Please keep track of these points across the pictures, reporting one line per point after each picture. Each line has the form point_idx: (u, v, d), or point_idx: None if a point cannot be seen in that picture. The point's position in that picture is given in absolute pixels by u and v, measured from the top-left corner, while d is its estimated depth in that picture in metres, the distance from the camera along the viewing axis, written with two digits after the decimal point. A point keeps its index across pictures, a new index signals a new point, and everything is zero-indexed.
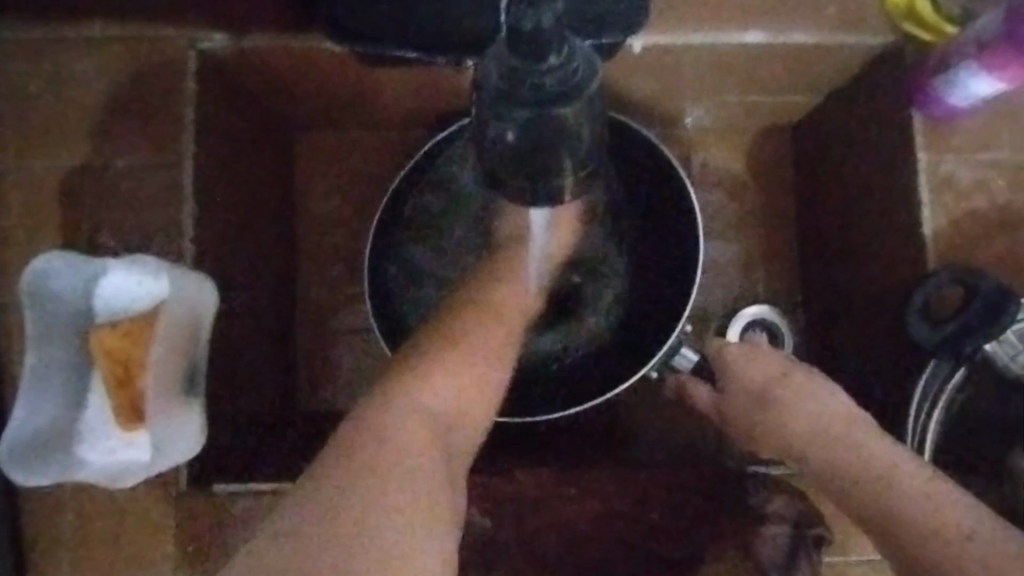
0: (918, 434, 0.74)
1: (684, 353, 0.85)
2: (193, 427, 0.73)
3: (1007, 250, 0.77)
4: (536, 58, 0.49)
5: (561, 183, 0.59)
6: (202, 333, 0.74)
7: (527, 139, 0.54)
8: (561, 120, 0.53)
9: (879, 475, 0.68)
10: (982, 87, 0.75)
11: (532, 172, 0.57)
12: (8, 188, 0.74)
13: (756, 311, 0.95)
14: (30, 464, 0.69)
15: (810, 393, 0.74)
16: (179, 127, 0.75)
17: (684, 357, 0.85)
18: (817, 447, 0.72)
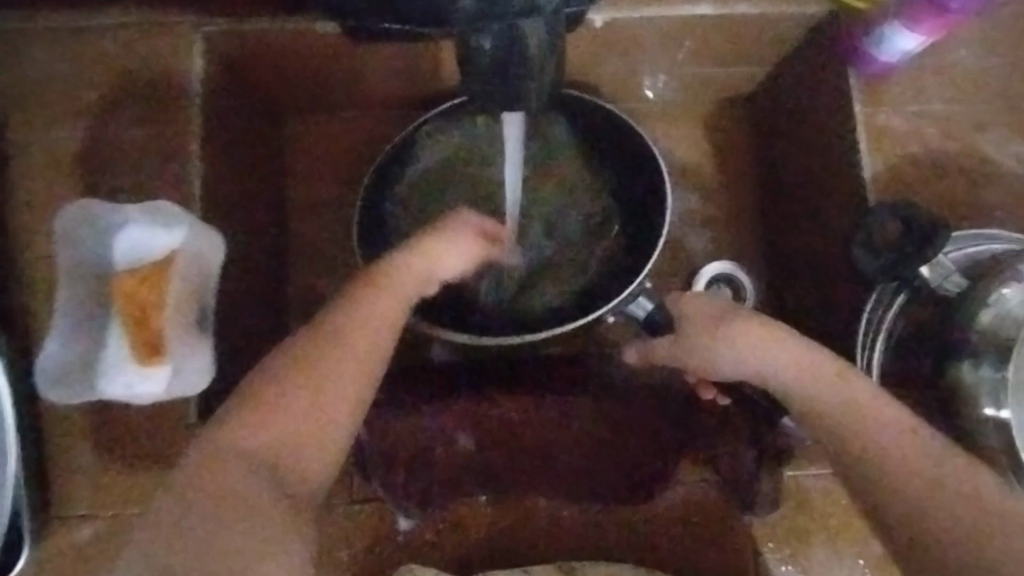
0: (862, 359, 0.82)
1: (639, 302, 0.84)
2: (204, 362, 0.78)
3: (940, 191, 0.85)
4: None
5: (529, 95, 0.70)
6: (211, 276, 0.81)
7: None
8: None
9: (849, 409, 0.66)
10: (907, 43, 0.84)
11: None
12: (27, 156, 0.81)
13: (711, 271, 1.03)
14: (60, 387, 0.76)
15: (766, 325, 0.71)
16: (187, 98, 0.82)
17: (638, 306, 0.83)
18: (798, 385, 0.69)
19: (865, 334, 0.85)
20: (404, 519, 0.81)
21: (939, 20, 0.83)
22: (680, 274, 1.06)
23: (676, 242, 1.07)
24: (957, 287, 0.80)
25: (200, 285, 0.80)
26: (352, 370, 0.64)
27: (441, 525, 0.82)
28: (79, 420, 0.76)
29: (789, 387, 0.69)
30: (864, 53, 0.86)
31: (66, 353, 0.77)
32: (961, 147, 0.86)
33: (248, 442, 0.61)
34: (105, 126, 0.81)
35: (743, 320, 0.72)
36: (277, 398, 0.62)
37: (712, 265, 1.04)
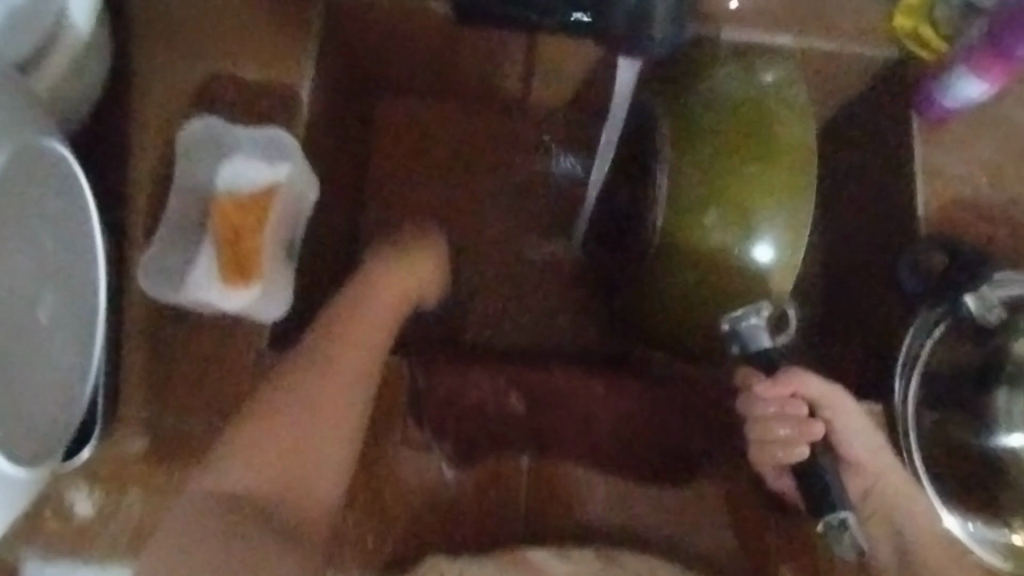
0: (901, 392, 0.84)
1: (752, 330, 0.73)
2: (284, 293, 0.84)
3: (985, 233, 0.91)
4: None
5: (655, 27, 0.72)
6: (304, 215, 0.87)
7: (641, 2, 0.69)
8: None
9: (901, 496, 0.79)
10: (973, 90, 0.89)
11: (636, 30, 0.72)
12: (148, 82, 0.86)
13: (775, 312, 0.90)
14: (158, 283, 0.83)
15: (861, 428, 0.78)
16: (301, 55, 0.87)
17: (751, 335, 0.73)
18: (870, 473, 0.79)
19: (904, 363, 0.85)
20: (449, 469, 0.83)
21: (1003, 67, 0.87)
22: None
23: None
24: (997, 319, 0.83)
25: (292, 220, 0.86)
26: (348, 356, 0.79)
27: (481, 479, 0.84)
28: (162, 328, 0.82)
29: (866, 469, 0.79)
30: (930, 97, 0.91)
31: (166, 256, 0.83)
32: (1010, 197, 0.92)
33: (292, 423, 0.74)
34: (225, 66, 0.87)
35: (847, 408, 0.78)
36: (308, 397, 0.76)
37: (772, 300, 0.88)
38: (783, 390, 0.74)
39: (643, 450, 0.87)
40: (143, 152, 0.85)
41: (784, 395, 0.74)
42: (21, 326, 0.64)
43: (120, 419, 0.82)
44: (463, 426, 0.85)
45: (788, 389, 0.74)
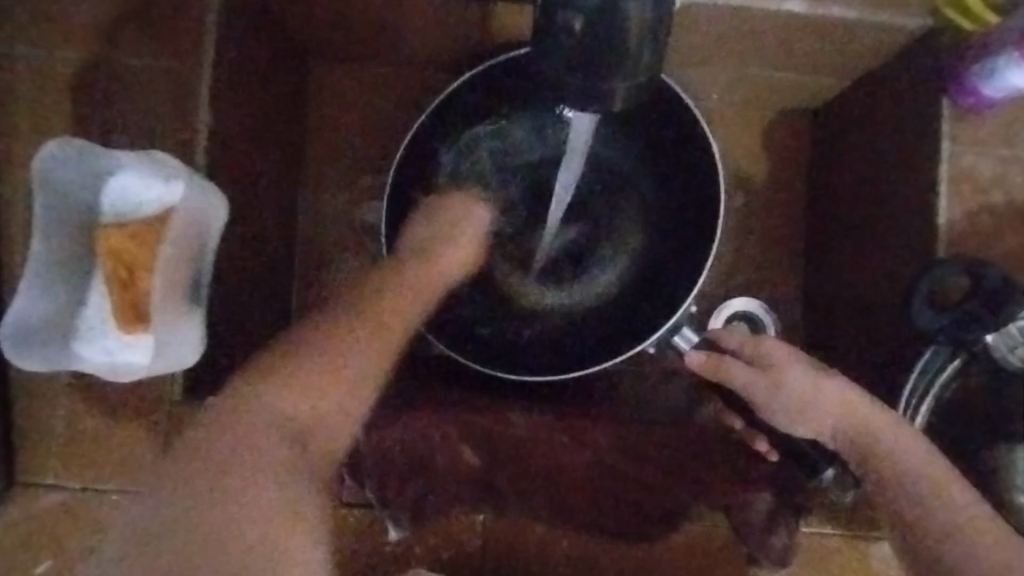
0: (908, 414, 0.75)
1: (684, 334, 0.78)
2: (193, 339, 0.71)
3: (1018, 246, 0.76)
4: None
5: (629, 75, 0.56)
6: (210, 243, 0.73)
7: (591, 30, 0.53)
8: (623, 22, 0.53)
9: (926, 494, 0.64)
10: (1020, 78, 0.74)
11: (595, 72, 0.55)
12: (14, 76, 0.70)
13: (740, 303, 0.93)
14: (30, 350, 0.68)
15: (867, 431, 0.67)
16: (197, 38, 0.69)
17: (684, 337, 0.78)
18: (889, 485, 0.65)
19: (913, 387, 0.75)
20: (394, 530, 0.75)
21: None
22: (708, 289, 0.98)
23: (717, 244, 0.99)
24: (1021, 360, 0.74)
25: (196, 250, 0.73)
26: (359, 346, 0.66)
27: (431, 540, 0.77)
28: (53, 379, 0.70)
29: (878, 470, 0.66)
30: (965, 83, 0.75)
31: (39, 307, 0.68)
32: None
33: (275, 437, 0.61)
34: (99, 53, 0.69)
35: (826, 391, 0.68)
36: (309, 373, 0.63)
37: (736, 299, 0.94)
38: (747, 348, 0.73)
39: (611, 505, 0.77)
40: (15, 170, 0.70)
41: (747, 356, 0.73)
42: None
43: (23, 479, 0.73)
44: (410, 482, 0.75)
45: (753, 349, 0.72)
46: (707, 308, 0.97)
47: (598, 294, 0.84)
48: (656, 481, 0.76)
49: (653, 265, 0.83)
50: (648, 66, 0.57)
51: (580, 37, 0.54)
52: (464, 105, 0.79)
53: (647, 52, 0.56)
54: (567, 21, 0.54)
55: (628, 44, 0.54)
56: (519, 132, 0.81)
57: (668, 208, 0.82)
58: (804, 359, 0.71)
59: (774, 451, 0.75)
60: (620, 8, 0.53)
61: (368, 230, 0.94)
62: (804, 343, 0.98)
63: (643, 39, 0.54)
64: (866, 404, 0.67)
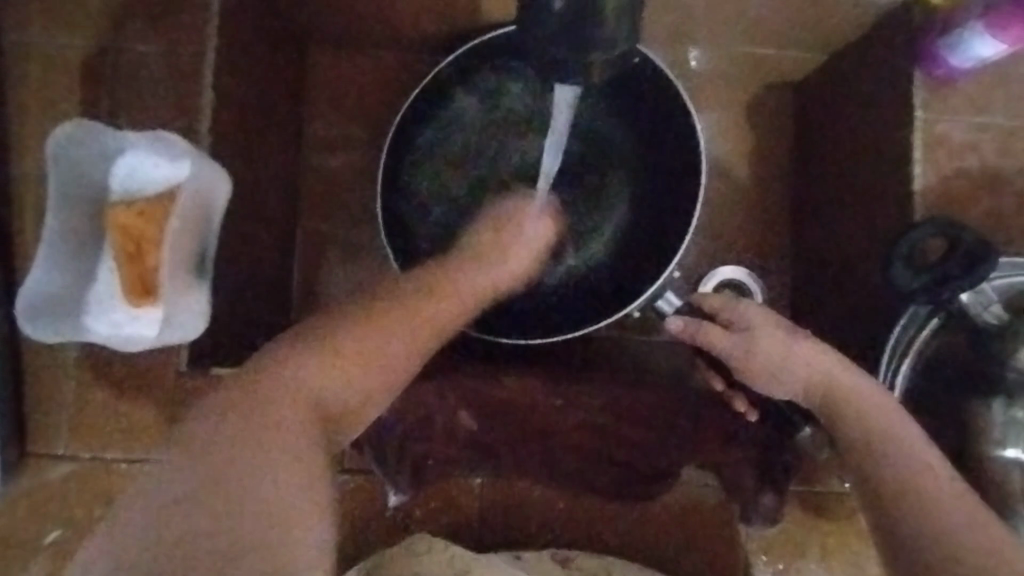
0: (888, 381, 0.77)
1: (668, 299, 0.83)
2: (198, 310, 0.72)
3: (990, 209, 0.79)
4: None
5: (609, 46, 0.59)
6: (214, 213, 0.74)
7: (573, 7, 0.56)
8: (603, 0, 0.56)
9: (919, 469, 0.63)
10: (986, 48, 0.77)
11: (577, 45, 0.58)
12: (26, 60, 0.73)
13: (729, 273, 0.97)
14: (43, 322, 0.70)
15: (854, 398, 0.68)
16: (200, 22, 0.73)
17: (667, 302, 0.82)
18: (877, 458, 0.65)
19: (891, 354, 0.77)
20: (395, 496, 0.78)
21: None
22: (696, 263, 1.01)
23: (705, 219, 1.02)
24: (997, 318, 0.74)
25: (203, 222, 0.75)
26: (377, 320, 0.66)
27: (433, 502, 0.81)
28: (65, 350, 0.73)
29: (872, 447, 0.65)
30: (935, 53, 0.78)
31: (54, 281, 0.71)
32: (1017, 166, 0.80)
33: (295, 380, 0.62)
34: (108, 35, 0.72)
35: (811, 350, 0.71)
36: (312, 360, 0.63)
37: (724, 268, 0.98)
38: (722, 310, 0.76)
39: (604, 464, 0.80)
40: (26, 147, 0.73)
41: (724, 318, 0.76)
42: None
43: (33, 451, 0.75)
44: (409, 446, 0.77)
45: (729, 311, 0.76)
46: (694, 281, 1.00)
47: (588, 263, 0.87)
48: (649, 443, 0.79)
49: (638, 232, 0.86)
50: (627, 41, 0.60)
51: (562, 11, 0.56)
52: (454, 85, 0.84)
53: (625, 26, 0.58)
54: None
55: (607, 18, 0.57)
56: (506, 108, 0.87)
57: (653, 177, 0.86)
58: (785, 322, 0.74)
59: (753, 411, 0.75)
60: None
61: (366, 210, 0.97)
62: (791, 313, 1.01)
63: (621, 14, 0.57)
64: (851, 373, 0.70)
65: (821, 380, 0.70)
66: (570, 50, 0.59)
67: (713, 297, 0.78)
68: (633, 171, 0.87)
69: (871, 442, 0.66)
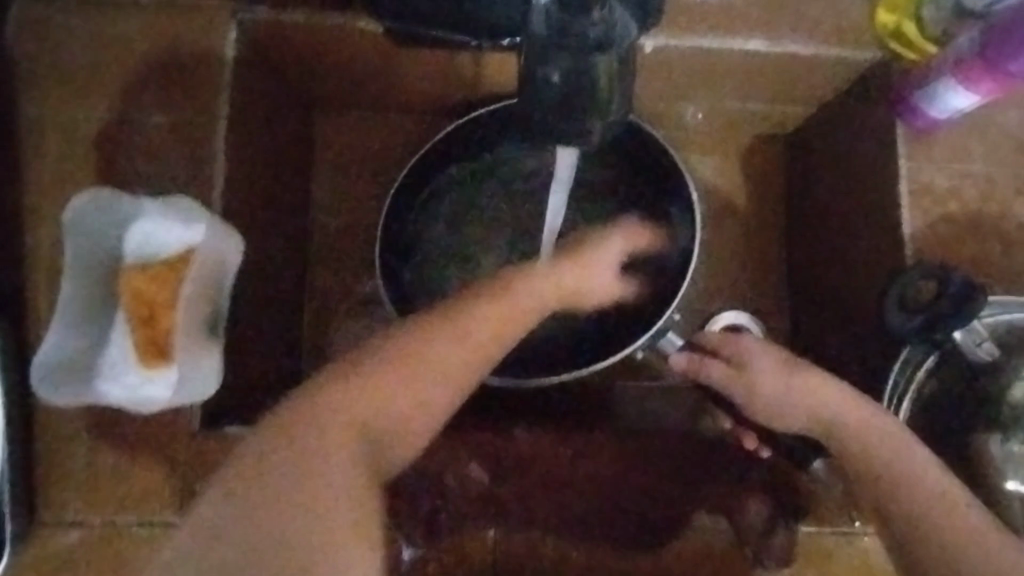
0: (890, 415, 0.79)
1: (670, 338, 0.86)
2: (210, 370, 0.75)
3: (976, 252, 0.83)
4: (581, 11, 0.58)
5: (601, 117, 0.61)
6: (228, 271, 0.78)
7: (571, 78, 0.59)
8: (595, 75, 0.59)
9: (940, 505, 0.64)
10: (960, 100, 0.80)
11: (572, 114, 0.61)
12: (44, 132, 0.75)
13: (733, 316, 1.01)
14: (59, 388, 0.72)
15: (877, 432, 0.69)
16: (216, 93, 0.76)
17: (670, 343, 0.86)
18: (912, 497, 0.65)
19: (894, 387, 0.79)
20: (408, 550, 0.76)
21: (998, 83, 0.78)
22: (696, 310, 1.03)
23: (702, 267, 1.05)
24: (990, 355, 0.77)
25: (215, 283, 0.78)
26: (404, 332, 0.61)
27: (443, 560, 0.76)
28: (76, 416, 0.72)
29: (902, 486, 0.66)
30: (914, 105, 0.82)
31: (69, 344, 0.73)
32: (999, 211, 0.84)
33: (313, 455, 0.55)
34: (126, 108, 0.75)
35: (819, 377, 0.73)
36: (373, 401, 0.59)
37: (727, 312, 1.02)
38: (724, 345, 0.79)
39: (617, 516, 0.80)
40: (40, 218, 0.74)
41: (726, 353, 0.79)
42: None
43: (41, 520, 0.72)
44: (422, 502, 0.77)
45: (730, 345, 0.79)
46: (696, 328, 1.02)
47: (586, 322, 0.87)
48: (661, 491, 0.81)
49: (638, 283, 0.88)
50: (620, 114, 0.63)
51: (559, 84, 0.59)
52: (466, 144, 0.88)
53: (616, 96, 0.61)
54: (544, 70, 0.59)
55: (600, 86, 0.59)
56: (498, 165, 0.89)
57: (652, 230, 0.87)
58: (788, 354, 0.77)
59: (765, 446, 0.83)
60: (590, 60, 0.59)
61: (371, 266, 0.99)
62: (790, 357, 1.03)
63: (614, 86, 0.60)
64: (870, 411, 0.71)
65: (820, 410, 0.73)
66: (565, 123, 0.61)
67: (714, 334, 0.81)
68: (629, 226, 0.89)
69: (898, 478, 0.67)
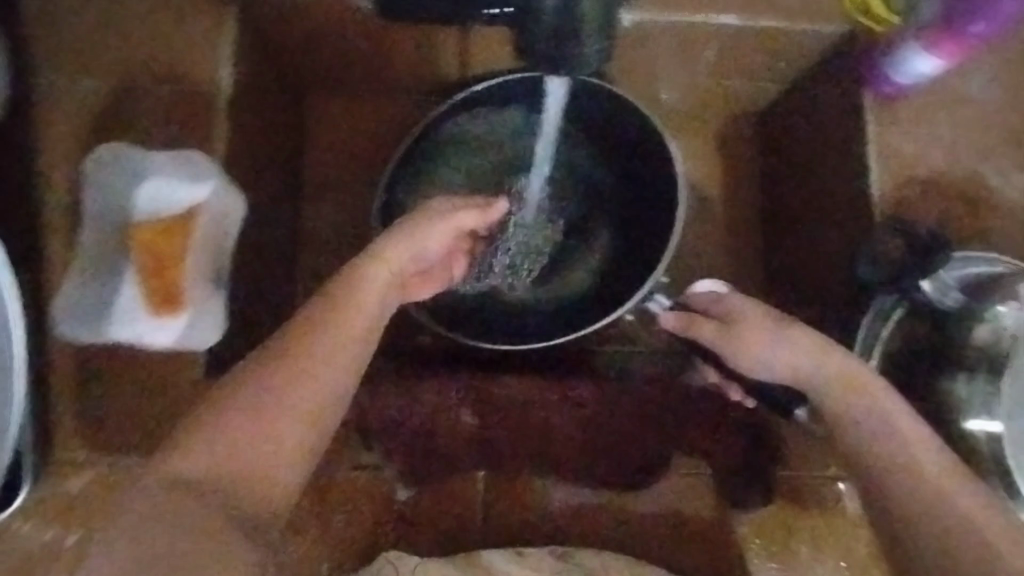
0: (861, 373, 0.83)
1: (657, 300, 0.89)
2: (212, 322, 0.79)
3: (941, 211, 0.87)
4: None
5: None
6: (234, 230, 0.83)
7: None
8: None
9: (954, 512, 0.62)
10: (925, 65, 0.85)
11: None
12: (56, 99, 0.79)
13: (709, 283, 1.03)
14: (76, 326, 0.77)
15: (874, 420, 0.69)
16: (218, 63, 0.81)
17: (658, 302, 0.89)
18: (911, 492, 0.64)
19: (862, 348, 0.84)
20: (403, 491, 0.83)
21: (959, 44, 0.83)
22: (677, 276, 1.08)
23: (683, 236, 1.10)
24: (955, 302, 0.80)
25: (221, 238, 0.82)
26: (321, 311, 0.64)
27: (437, 499, 0.83)
28: (84, 365, 0.76)
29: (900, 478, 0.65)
30: (881, 73, 0.87)
31: (87, 290, 0.78)
32: (965, 174, 0.88)
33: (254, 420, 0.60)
34: (135, 80, 0.80)
35: (803, 337, 0.74)
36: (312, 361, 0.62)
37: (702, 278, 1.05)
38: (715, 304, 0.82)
39: (599, 464, 0.84)
40: (52, 181, 0.79)
41: (715, 313, 0.82)
42: None
43: (54, 461, 0.76)
44: (415, 446, 0.82)
45: (720, 305, 0.82)
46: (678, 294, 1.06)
47: (574, 288, 0.94)
48: (646, 437, 0.85)
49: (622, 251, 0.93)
50: None
51: None
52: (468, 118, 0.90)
53: None
54: None
55: None
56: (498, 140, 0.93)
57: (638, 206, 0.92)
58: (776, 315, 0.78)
59: (751, 398, 0.82)
60: None
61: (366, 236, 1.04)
62: None
63: None
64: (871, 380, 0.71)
65: (819, 374, 0.73)
66: None
67: (707, 293, 0.85)
68: (617, 199, 0.94)
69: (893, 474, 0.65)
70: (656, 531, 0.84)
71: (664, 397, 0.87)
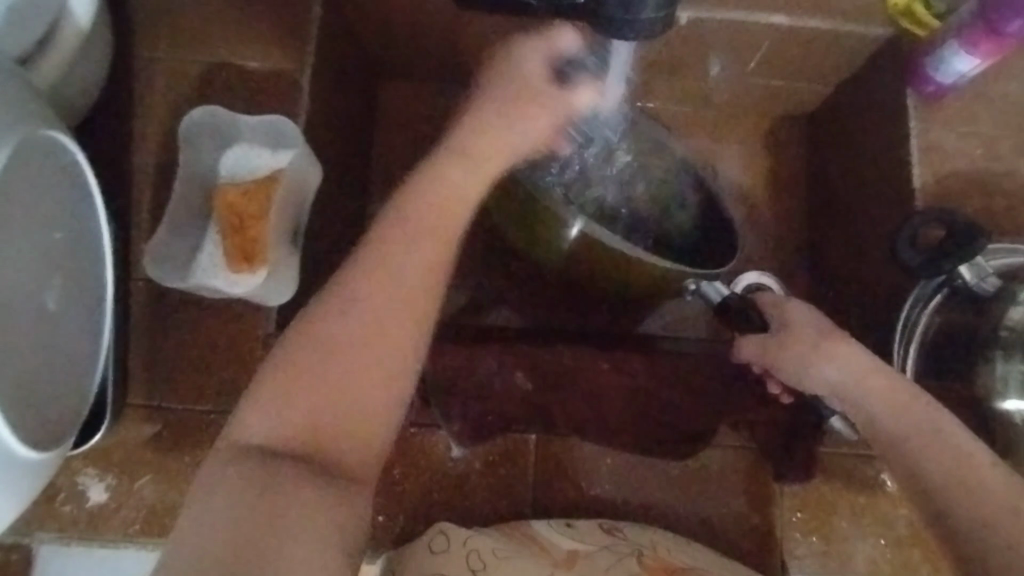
0: (900, 361, 0.87)
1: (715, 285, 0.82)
2: (286, 280, 0.85)
3: (982, 205, 0.90)
4: None
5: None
6: (310, 194, 0.88)
7: None
8: None
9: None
10: (965, 64, 0.88)
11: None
12: (151, 70, 0.86)
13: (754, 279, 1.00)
14: (163, 271, 0.82)
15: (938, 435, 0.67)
16: (301, 44, 0.86)
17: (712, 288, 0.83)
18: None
19: (903, 332, 0.87)
20: (456, 449, 0.84)
21: (997, 43, 0.86)
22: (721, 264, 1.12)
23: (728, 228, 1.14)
24: (993, 287, 0.83)
25: (299, 201, 0.87)
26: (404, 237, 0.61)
27: (490, 457, 0.85)
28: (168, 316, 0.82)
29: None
30: (925, 74, 0.90)
31: (175, 241, 0.84)
32: (1004, 169, 0.91)
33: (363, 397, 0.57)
34: (225, 55, 0.86)
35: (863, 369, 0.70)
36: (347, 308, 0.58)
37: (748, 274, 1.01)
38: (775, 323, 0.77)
39: (646, 432, 0.88)
40: (145, 147, 0.85)
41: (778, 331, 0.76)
42: (33, 321, 0.65)
43: (132, 405, 0.81)
44: (470, 404, 0.86)
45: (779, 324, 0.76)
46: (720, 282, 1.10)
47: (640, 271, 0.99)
48: (691, 405, 0.90)
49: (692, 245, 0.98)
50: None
51: None
52: None
53: None
54: None
55: None
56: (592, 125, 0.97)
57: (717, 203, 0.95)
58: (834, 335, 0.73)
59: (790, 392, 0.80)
60: None
61: None
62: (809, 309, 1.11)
63: None
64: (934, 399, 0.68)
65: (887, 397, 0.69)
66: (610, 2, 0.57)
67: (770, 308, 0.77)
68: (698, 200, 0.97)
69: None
70: (703, 501, 0.85)
71: (713, 370, 0.94)
